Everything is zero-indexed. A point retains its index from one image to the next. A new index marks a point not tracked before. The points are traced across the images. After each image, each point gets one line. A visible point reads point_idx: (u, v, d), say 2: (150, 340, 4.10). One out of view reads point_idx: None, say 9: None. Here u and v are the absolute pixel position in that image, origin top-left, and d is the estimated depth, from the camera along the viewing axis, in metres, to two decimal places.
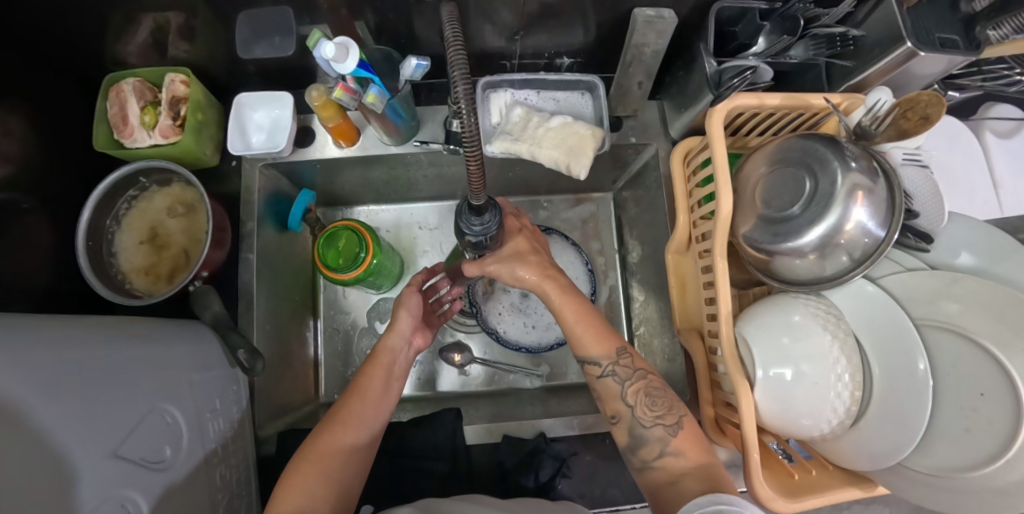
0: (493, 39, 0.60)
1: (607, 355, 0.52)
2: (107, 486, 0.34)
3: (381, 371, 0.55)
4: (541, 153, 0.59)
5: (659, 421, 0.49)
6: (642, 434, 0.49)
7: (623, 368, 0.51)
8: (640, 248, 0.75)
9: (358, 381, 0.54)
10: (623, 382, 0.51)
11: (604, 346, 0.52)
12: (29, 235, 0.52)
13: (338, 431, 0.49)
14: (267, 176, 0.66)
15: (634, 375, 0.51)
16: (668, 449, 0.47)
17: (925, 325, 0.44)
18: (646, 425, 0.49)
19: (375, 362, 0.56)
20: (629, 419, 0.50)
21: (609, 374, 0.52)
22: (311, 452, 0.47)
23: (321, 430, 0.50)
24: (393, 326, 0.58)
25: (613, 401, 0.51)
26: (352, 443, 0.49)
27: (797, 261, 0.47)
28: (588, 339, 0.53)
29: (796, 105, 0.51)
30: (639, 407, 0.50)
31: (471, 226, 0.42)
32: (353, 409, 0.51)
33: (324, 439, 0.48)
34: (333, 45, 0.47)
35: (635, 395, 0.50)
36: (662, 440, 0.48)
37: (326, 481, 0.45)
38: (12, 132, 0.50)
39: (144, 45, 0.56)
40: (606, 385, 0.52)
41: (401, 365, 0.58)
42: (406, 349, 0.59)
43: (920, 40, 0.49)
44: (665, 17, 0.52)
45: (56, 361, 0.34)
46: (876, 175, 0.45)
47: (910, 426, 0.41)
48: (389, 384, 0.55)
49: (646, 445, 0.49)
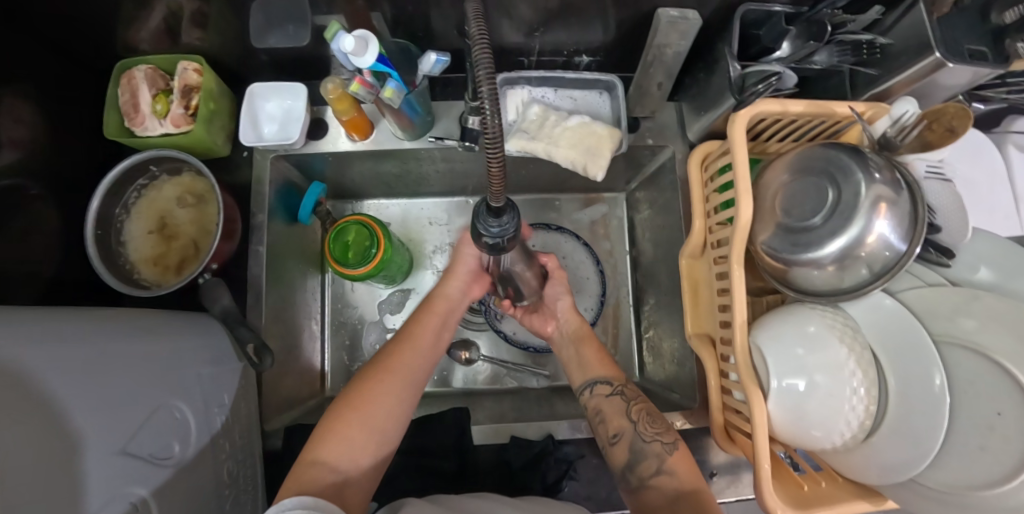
0: (511, 34, 0.59)
1: (615, 376, 0.59)
2: (116, 483, 0.34)
3: (433, 319, 0.58)
4: (557, 153, 0.59)
5: (658, 438, 0.52)
6: (641, 448, 0.51)
7: (629, 391, 0.58)
8: (651, 250, 0.75)
9: (409, 327, 0.57)
10: (629, 401, 0.56)
11: (612, 369, 0.60)
12: (35, 223, 0.51)
13: (384, 378, 0.51)
14: (278, 168, 0.65)
15: (637, 398, 0.57)
16: (663, 466, 0.50)
17: (943, 342, 0.44)
18: (645, 439, 0.52)
19: (430, 309, 0.59)
20: (631, 434, 0.53)
21: (617, 392, 0.57)
22: (355, 399, 0.49)
23: (366, 376, 0.52)
24: (450, 276, 0.60)
25: (616, 416, 0.55)
26: (393, 393, 0.50)
27: (815, 271, 0.47)
28: (597, 362, 0.61)
29: (819, 112, 0.50)
30: (641, 423, 0.53)
31: (488, 226, 0.42)
32: (403, 356, 0.54)
33: (367, 387, 0.50)
34: (352, 38, 0.45)
35: (639, 412, 0.54)
36: (658, 456, 0.51)
37: (366, 430, 0.47)
38: (19, 117, 0.49)
39: (156, 32, 0.55)
40: (613, 403, 0.56)
41: (455, 314, 0.61)
42: (462, 298, 0.61)
43: (949, 51, 0.48)
44: (689, 18, 0.50)
45: (66, 358, 0.33)
46: (900, 187, 0.45)
47: (923, 438, 0.41)
48: (441, 333, 0.59)
49: (644, 460, 0.51)
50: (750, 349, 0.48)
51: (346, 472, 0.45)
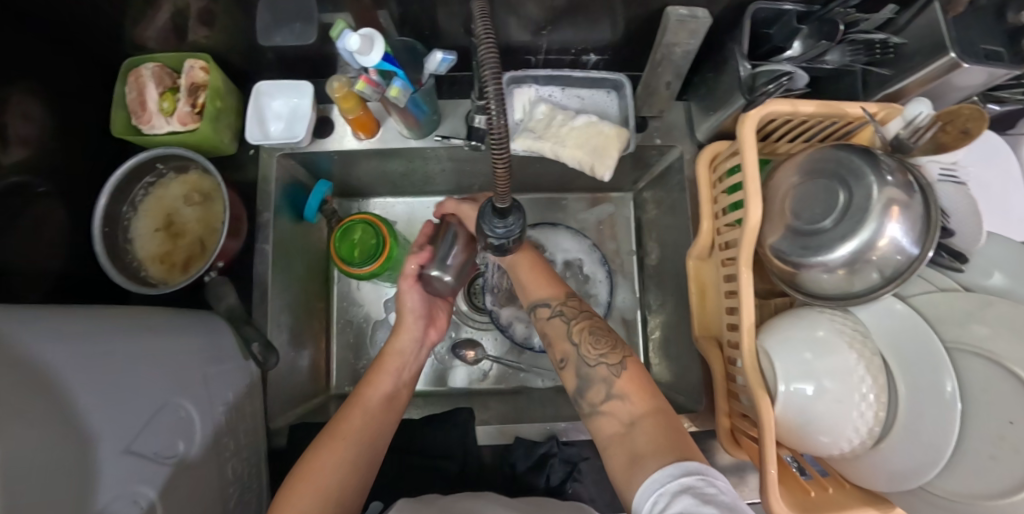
0: (518, 32, 0.58)
1: (555, 297, 0.56)
2: (122, 481, 0.34)
3: (387, 376, 0.56)
4: (564, 152, 0.58)
5: (602, 360, 0.50)
6: (587, 373, 0.50)
7: (570, 308, 0.55)
8: (658, 250, 0.74)
9: (360, 388, 0.55)
10: (569, 321, 0.54)
11: (553, 287, 0.57)
12: (44, 220, 0.51)
13: (336, 443, 0.49)
14: (285, 165, 0.65)
15: (580, 315, 0.55)
16: (612, 391, 0.48)
17: (955, 349, 0.43)
18: (590, 364, 0.51)
19: (382, 366, 0.57)
20: (575, 359, 0.52)
21: (557, 314, 0.55)
22: (306, 469, 0.46)
23: (316, 445, 0.49)
24: (401, 331, 0.59)
25: (560, 341, 0.54)
26: (349, 457, 0.48)
27: (824, 275, 0.46)
28: (536, 284, 0.57)
29: (831, 112, 0.49)
30: (583, 345, 0.52)
31: (494, 227, 0.41)
32: (353, 418, 0.51)
33: (318, 455, 0.48)
34: (357, 37, 0.45)
35: (580, 333, 0.53)
36: (605, 381, 0.49)
37: (322, 499, 0.45)
38: (28, 114, 0.49)
39: (164, 30, 0.55)
40: (554, 325, 0.55)
41: (409, 368, 0.59)
42: (417, 347, 0.61)
43: (965, 51, 0.47)
44: (699, 17, 0.50)
45: (73, 356, 0.34)
46: (913, 190, 0.44)
47: (934, 446, 0.40)
48: (397, 390, 0.57)
49: (592, 386, 0.50)
50: (757, 352, 0.47)
51: None
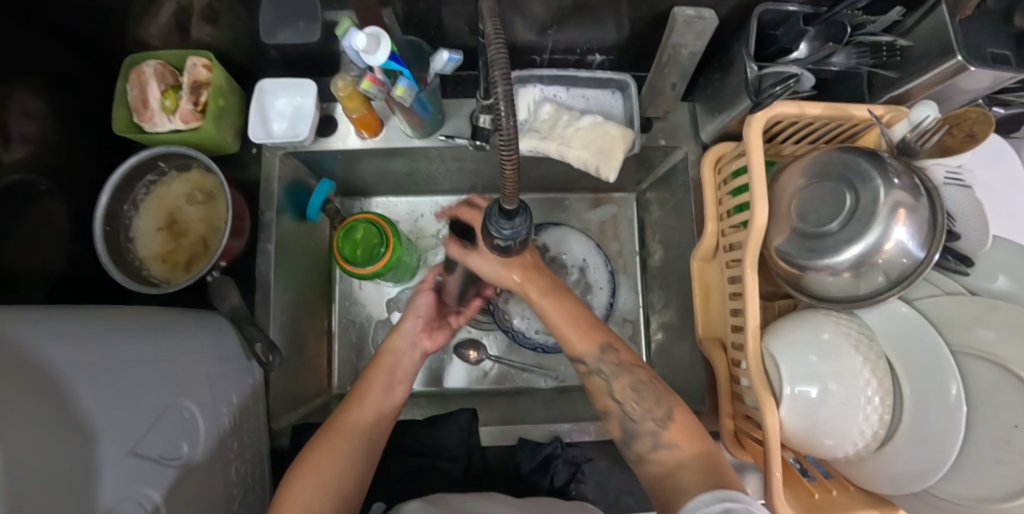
0: (524, 32, 0.58)
1: (592, 352, 0.51)
2: (127, 483, 0.34)
3: (382, 374, 0.55)
4: (569, 153, 0.58)
5: (648, 416, 0.48)
6: (633, 428, 0.48)
7: (609, 365, 0.51)
8: (661, 251, 0.74)
9: (358, 385, 0.55)
10: (609, 380, 0.50)
11: (590, 343, 0.52)
12: (46, 218, 0.51)
13: (333, 440, 0.48)
14: (288, 164, 0.65)
15: (620, 371, 0.50)
16: (660, 442, 0.47)
17: (960, 353, 0.43)
18: (635, 420, 0.48)
19: (377, 365, 0.56)
20: (619, 414, 0.50)
21: (595, 371, 0.51)
22: (304, 467, 0.46)
23: (315, 442, 0.49)
24: (399, 328, 0.59)
25: (603, 397, 0.51)
26: (346, 454, 0.48)
27: (830, 278, 0.46)
28: (576, 339, 0.52)
29: (837, 115, 0.49)
30: (626, 402, 0.49)
31: (501, 229, 0.41)
32: (351, 415, 0.51)
33: (315, 453, 0.48)
34: (364, 36, 0.45)
35: (622, 392, 0.50)
36: (653, 433, 0.47)
37: (322, 497, 0.44)
38: (30, 111, 0.48)
39: (166, 27, 0.54)
40: (594, 383, 0.51)
41: (406, 366, 0.57)
42: (415, 349, 0.59)
43: (971, 55, 0.47)
44: (706, 18, 0.49)
45: (77, 358, 0.33)
46: (919, 193, 0.44)
47: (938, 449, 0.40)
48: (392, 389, 0.55)
49: (638, 439, 0.48)
50: (762, 354, 0.47)
51: None
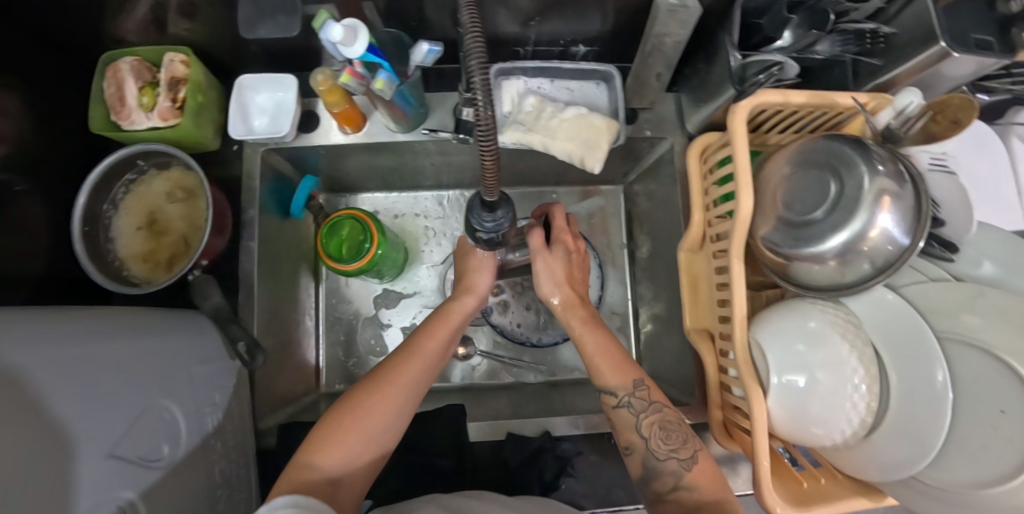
0: (507, 24, 0.57)
1: (623, 386, 0.50)
2: (105, 486, 0.34)
3: (444, 333, 0.55)
4: (554, 145, 0.58)
5: (673, 454, 0.47)
6: (656, 465, 0.47)
7: (639, 400, 0.50)
8: (649, 243, 0.74)
9: (418, 335, 0.54)
10: (637, 414, 0.49)
11: (623, 376, 0.51)
12: (23, 219, 0.50)
13: (387, 390, 0.48)
14: (270, 161, 0.64)
15: (649, 407, 0.49)
16: (682, 482, 0.46)
17: (947, 339, 0.43)
18: (659, 457, 0.47)
19: (443, 322, 0.56)
20: (643, 450, 0.48)
21: (624, 405, 0.50)
22: (355, 409, 0.46)
23: (367, 383, 0.48)
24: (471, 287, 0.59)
25: (627, 431, 0.50)
26: (396, 406, 0.48)
27: (817, 267, 0.46)
28: (607, 370, 0.52)
29: (821, 103, 0.49)
30: (653, 439, 0.48)
31: (483, 222, 0.41)
32: (410, 367, 0.51)
33: (369, 396, 0.47)
34: (341, 27, 0.44)
35: (649, 427, 0.48)
36: (675, 473, 0.46)
37: (363, 444, 0.45)
38: (5, 110, 0.47)
39: (143, 22, 0.53)
40: (620, 416, 0.50)
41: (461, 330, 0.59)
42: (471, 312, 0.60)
43: (955, 41, 0.46)
44: (689, 6, 0.48)
45: (51, 359, 0.32)
46: (904, 179, 0.44)
47: (924, 438, 0.40)
48: (446, 348, 0.56)
49: (660, 477, 0.47)
50: (750, 344, 0.47)
51: (342, 481, 0.43)
